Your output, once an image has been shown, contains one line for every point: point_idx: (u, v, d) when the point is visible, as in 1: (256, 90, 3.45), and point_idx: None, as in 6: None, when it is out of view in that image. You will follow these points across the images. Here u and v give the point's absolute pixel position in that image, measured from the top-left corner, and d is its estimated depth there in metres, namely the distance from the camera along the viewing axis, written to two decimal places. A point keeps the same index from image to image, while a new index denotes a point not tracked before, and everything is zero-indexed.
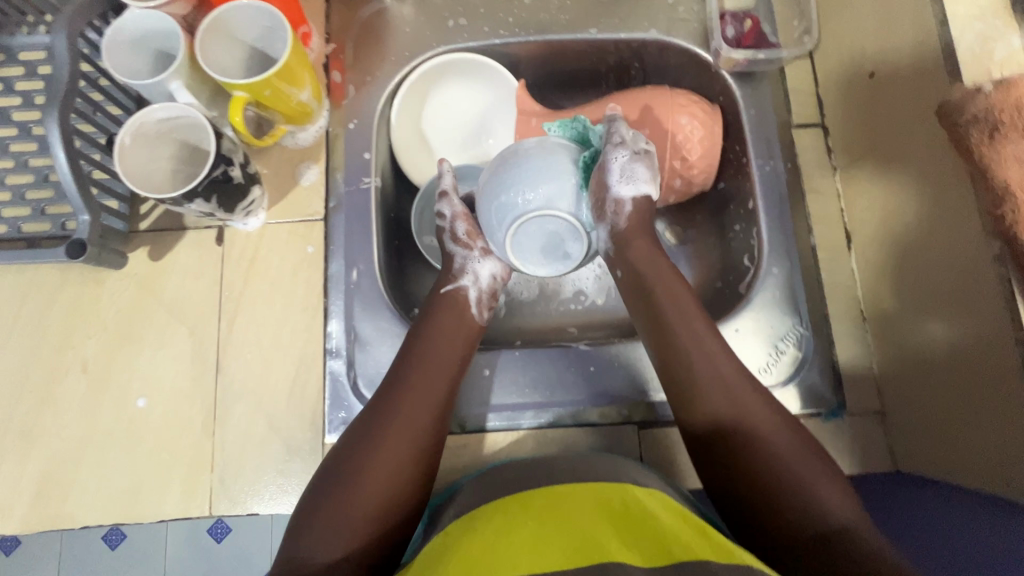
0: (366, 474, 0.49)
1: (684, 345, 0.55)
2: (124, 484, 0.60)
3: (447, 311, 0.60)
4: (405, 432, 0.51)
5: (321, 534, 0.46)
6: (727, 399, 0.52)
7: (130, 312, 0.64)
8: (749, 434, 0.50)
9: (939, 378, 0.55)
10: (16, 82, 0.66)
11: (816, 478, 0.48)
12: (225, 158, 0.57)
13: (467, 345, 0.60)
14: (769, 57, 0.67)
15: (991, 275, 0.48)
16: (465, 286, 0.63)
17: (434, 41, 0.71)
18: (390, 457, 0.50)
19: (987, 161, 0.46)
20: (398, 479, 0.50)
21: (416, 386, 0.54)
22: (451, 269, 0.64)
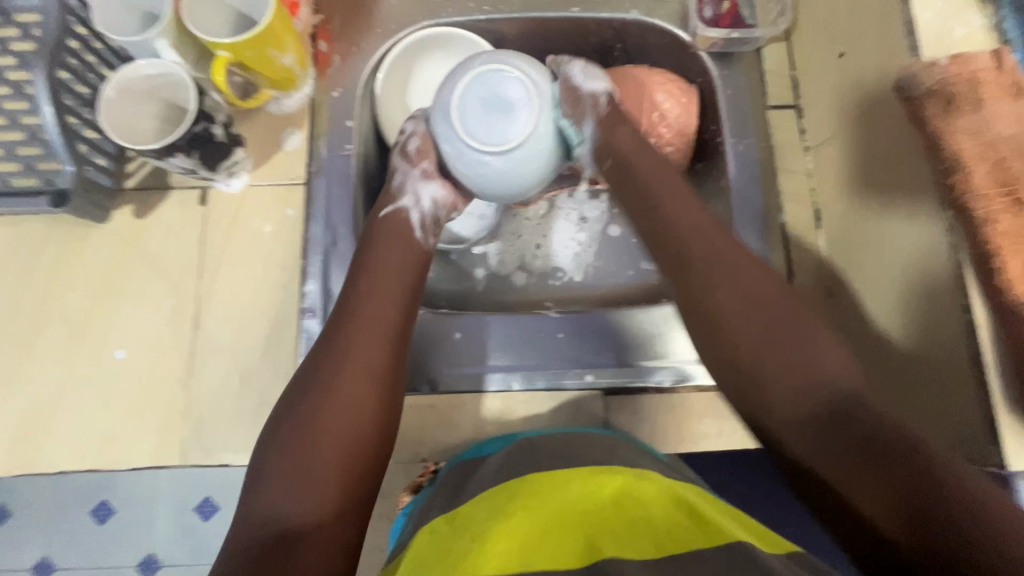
0: (319, 424, 0.50)
1: (679, 232, 0.57)
2: (100, 432, 0.62)
3: (388, 246, 0.60)
4: (353, 378, 0.52)
5: (284, 491, 0.47)
6: (728, 279, 0.54)
7: (112, 267, 0.65)
8: (765, 324, 0.52)
9: (889, 356, 0.57)
10: (11, 43, 0.67)
11: (810, 344, 0.50)
12: (207, 115, 0.59)
13: (413, 280, 0.59)
14: (744, 35, 0.69)
15: (942, 245, 0.49)
16: (406, 208, 0.62)
17: (420, 15, 0.72)
18: (335, 405, 0.51)
19: (939, 133, 0.48)
20: (344, 428, 0.50)
21: (355, 329, 0.54)
22: (391, 188, 0.63)
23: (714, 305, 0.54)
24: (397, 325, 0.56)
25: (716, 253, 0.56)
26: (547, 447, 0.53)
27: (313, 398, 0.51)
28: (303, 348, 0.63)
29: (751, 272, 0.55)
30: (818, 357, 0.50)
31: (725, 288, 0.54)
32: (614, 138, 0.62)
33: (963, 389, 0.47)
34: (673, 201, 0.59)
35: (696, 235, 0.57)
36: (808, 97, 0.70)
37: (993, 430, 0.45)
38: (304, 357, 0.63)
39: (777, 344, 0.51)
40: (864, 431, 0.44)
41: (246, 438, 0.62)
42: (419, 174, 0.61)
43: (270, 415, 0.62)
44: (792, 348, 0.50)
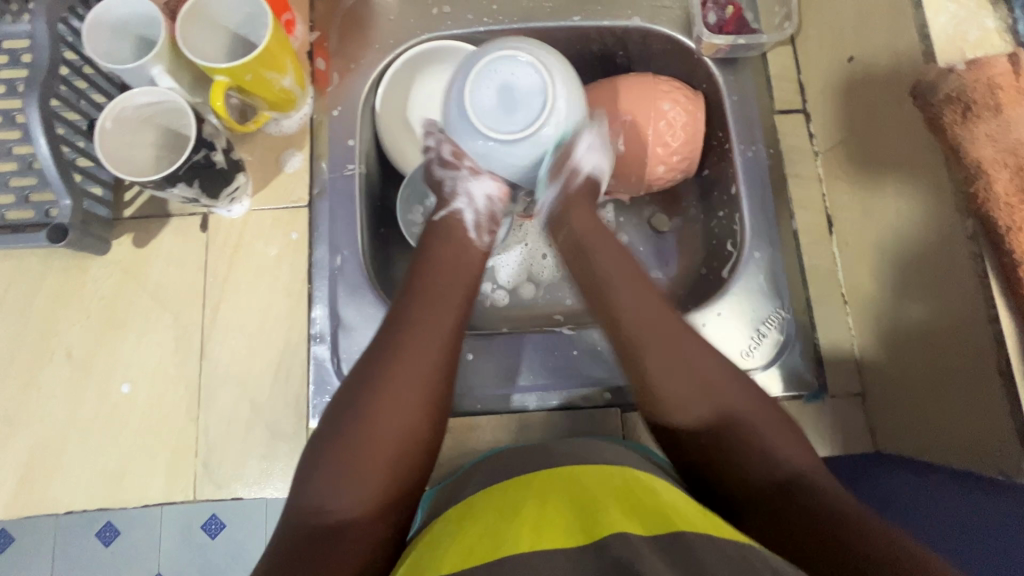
0: (374, 417, 0.48)
1: (629, 325, 0.54)
2: (107, 469, 0.61)
3: (444, 245, 0.59)
4: (415, 372, 0.50)
5: (329, 483, 0.46)
6: (682, 372, 0.51)
7: (113, 298, 0.64)
8: (713, 411, 0.50)
9: (914, 363, 0.56)
10: None
11: (773, 429, 0.50)
12: (207, 142, 0.57)
13: (467, 276, 0.58)
14: (750, 41, 0.67)
15: (964, 254, 0.48)
16: (460, 209, 0.61)
17: (418, 28, 0.71)
18: (391, 398, 0.48)
19: (959, 139, 0.47)
20: (406, 425, 0.48)
21: (421, 320, 0.53)
22: (441, 193, 0.61)
23: (659, 399, 0.52)
24: (456, 326, 0.54)
25: (672, 335, 0.53)
26: (561, 449, 0.51)
27: (372, 394, 0.48)
28: (313, 374, 0.62)
29: (693, 350, 0.53)
30: (770, 450, 0.49)
31: (674, 376, 0.51)
32: (571, 214, 0.60)
33: (994, 399, 0.46)
34: (591, 234, 0.60)
35: (635, 306, 0.55)
36: (815, 101, 0.69)
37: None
38: (315, 384, 0.62)
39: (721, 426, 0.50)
40: (803, 505, 0.44)
41: (258, 470, 0.61)
42: (470, 175, 0.59)
43: (282, 445, 0.61)
44: (744, 429, 0.50)
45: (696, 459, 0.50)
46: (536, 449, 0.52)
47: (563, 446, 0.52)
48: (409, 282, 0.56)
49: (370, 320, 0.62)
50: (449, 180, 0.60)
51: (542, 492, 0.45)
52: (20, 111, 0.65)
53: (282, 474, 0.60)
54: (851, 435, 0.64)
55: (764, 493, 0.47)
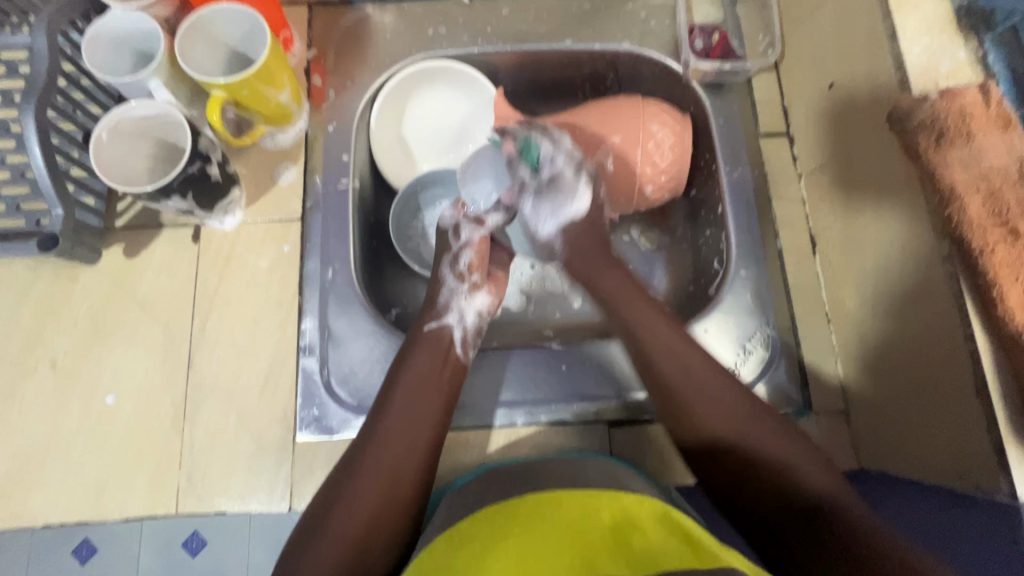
0: (348, 515, 0.48)
1: (669, 374, 0.55)
2: (89, 481, 0.59)
3: (428, 354, 0.59)
4: (391, 463, 0.51)
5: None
6: (708, 398, 0.53)
7: (102, 308, 0.64)
8: (740, 426, 0.52)
9: (901, 385, 0.56)
10: None
11: (788, 454, 0.50)
12: (203, 155, 0.57)
13: (453, 379, 0.59)
14: (733, 67, 0.70)
15: (941, 275, 0.50)
16: (449, 325, 0.62)
17: (415, 49, 0.74)
18: (363, 494, 0.50)
19: (934, 164, 0.49)
20: (378, 526, 0.48)
21: (401, 413, 0.54)
22: (435, 304, 0.63)
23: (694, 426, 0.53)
24: (431, 432, 0.54)
25: (697, 381, 0.54)
26: (556, 475, 0.52)
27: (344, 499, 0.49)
28: (301, 388, 0.62)
29: (717, 382, 0.54)
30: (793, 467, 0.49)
31: (705, 409, 0.53)
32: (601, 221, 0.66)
33: (973, 418, 0.47)
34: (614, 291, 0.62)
35: (673, 358, 0.56)
36: (798, 124, 0.70)
37: (1002, 458, 0.45)
38: (303, 397, 0.62)
39: (748, 451, 0.50)
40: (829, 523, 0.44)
41: (243, 485, 0.59)
42: (460, 286, 0.65)
43: (268, 459, 0.60)
44: (762, 453, 0.50)
45: (712, 465, 0.52)
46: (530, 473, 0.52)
47: (554, 466, 0.54)
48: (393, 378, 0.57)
49: (360, 333, 0.63)
50: (447, 285, 0.65)
51: (523, 516, 0.45)
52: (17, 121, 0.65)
53: (267, 489, 0.59)
54: (836, 454, 0.64)
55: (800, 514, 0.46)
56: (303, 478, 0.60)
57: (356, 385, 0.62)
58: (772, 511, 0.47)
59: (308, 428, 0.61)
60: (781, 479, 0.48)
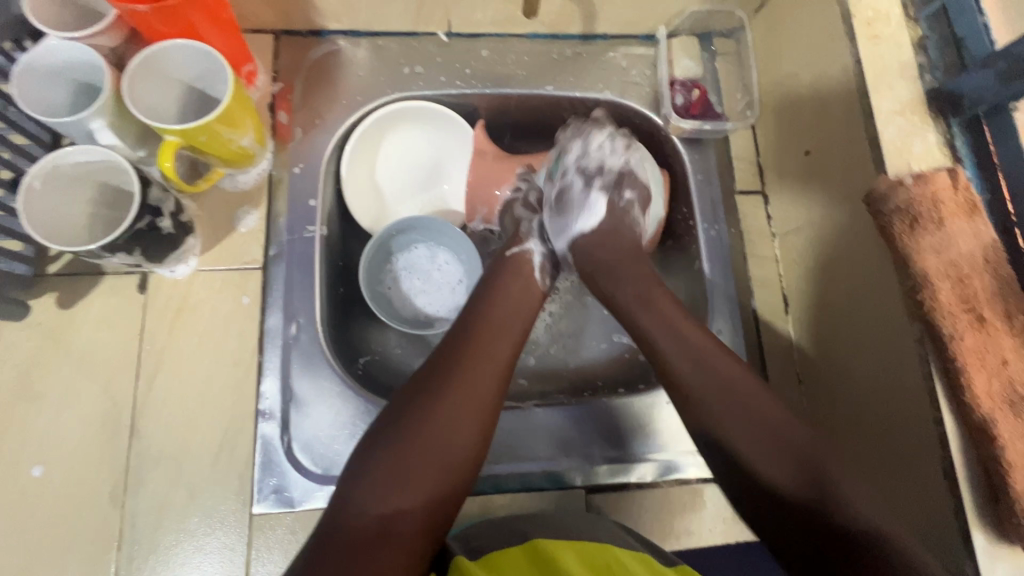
0: (416, 465, 0.48)
1: (674, 356, 0.54)
2: (9, 567, 0.52)
3: (500, 294, 0.60)
4: (464, 404, 0.51)
5: (379, 483, 0.47)
6: (730, 398, 0.51)
7: (30, 366, 0.57)
8: (764, 421, 0.49)
9: (864, 423, 0.58)
10: None
11: (833, 466, 0.46)
12: (153, 208, 0.52)
13: (522, 329, 0.59)
14: (714, 128, 0.69)
15: (912, 357, 0.51)
16: (530, 249, 0.65)
17: (389, 87, 0.70)
18: (428, 439, 0.49)
19: (907, 249, 0.50)
20: (458, 442, 0.50)
21: (471, 360, 0.53)
22: (517, 234, 0.67)
23: (721, 425, 0.50)
24: (512, 358, 0.56)
25: (727, 387, 0.51)
26: (552, 522, 0.52)
27: (426, 410, 0.50)
28: (259, 455, 0.57)
29: (739, 383, 0.51)
30: (824, 471, 0.46)
31: (737, 403, 0.50)
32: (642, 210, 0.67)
33: (937, 498, 0.49)
34: (630, 296, 0.60)
35: (685, 345, 0.54)
36: (774, 183, 0.71)
37: (969, 542, 0.46)
38: (261, 466, 0.57)
39: (775, 444, 0.48)
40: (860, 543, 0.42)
41: (193, 563, 0.55)
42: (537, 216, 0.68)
43: (222, 533, 0.56)
44: (813, 457, 0.47)
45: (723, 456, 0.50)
46: (533, 520, 0.52)
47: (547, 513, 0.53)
48: (477, 302, 0.59)
49: (326, 396, 0.59)
50: (526, 220, 0.68)
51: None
52: None
53: (220, 566, 0.55)
54: None
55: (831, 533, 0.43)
56: (260, 555, 0.55)
57: (319, 451, 0.58)
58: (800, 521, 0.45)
59: (265, 499, 0.56)
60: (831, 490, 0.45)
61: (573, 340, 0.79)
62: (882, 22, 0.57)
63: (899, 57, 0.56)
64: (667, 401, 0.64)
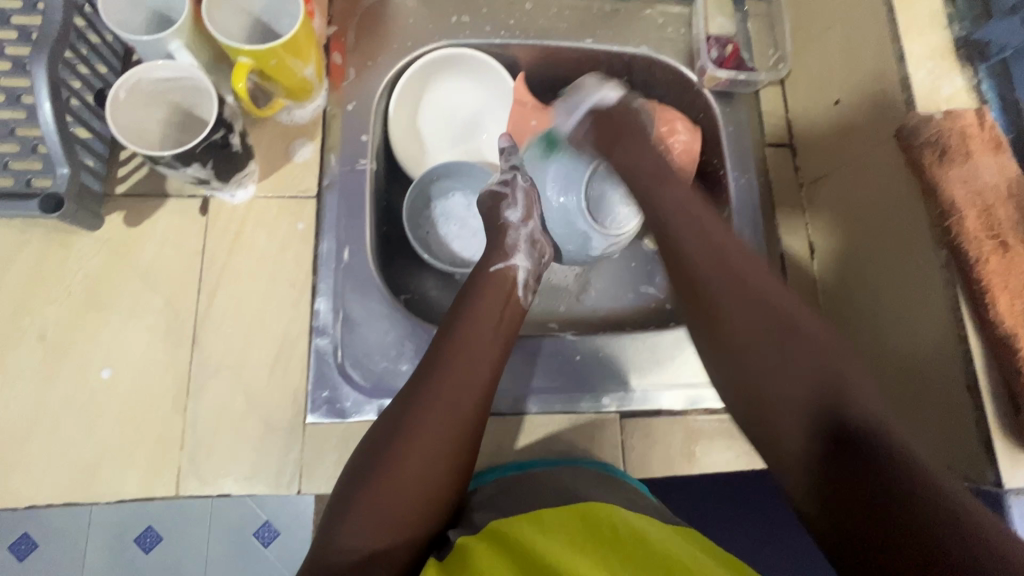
0: (393, 496, 0.48)
1: (701, 265, 0.52)
2: (79, 460, 0.56)
3: (480, 302, 0.60)
4: (437, 433, 0.51)
5: (360, 517, 0.48)
6: (751, 305, 0.49)
7: (99, 278, 0.60)
8: (783, 343, 0.47)
9: (888, 353, 0.61)
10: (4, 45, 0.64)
11: (855, 378, 0.45)
12: (226, 123, 0.55)
13: (500, 348, 0.58)
14: (748, 78, 0.73)
15: (939, 283, 0.54)
16: (515, 265, 0.64)
17: (437, 34, 0.73)
18: (405, 468, 0.49)
19: (936, 179, 0.53)
20: (436, 475, 0.50)
21: (444, 384, 0.53)
22: (504, 245, 0.65)
23: (739, 346, 0.48)
24: (489, 380, 0.55)
25: (742, 284, 0.50)
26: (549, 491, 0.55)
27: (401, 443, 0.50)
28: (314, 368, 0.61)
29: (767, 292, 0.50)
30: (837, 379, 0.44)
31: (757, 315, 0.48)
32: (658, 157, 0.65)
33: (960, 412, 0.52)
34: (680, 216, 0.55)
35: (698, 248, 0.53)
36: (802, 136, 0.74)
37: (990, 450, 0.49)
38: (315, 378, 0.60)
39: (787, 360, 0.46)
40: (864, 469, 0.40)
41: (249, 465, 0.58)
42: (522, 224, 0.67)
43: (278, 439, 0.58)
44: (835, 378, 0.44)
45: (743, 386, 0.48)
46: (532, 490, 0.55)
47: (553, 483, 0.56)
48: (449, 329, 0.57)
49: (376, 317, 0.62)
50: (515, 226, 0.66)
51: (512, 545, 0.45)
52: (26, 90, 0.63)
53: (276, 469, 0.58)
54: None
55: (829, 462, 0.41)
56: (313, 461, 0.58)
57: (371, 368, 0.61)
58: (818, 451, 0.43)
59: (319, 409, 0.59)
60: (849, 405, 0.43)
61: (601, 288, 0.82)
62: None
63: (929, 7, 0.59)
64: None
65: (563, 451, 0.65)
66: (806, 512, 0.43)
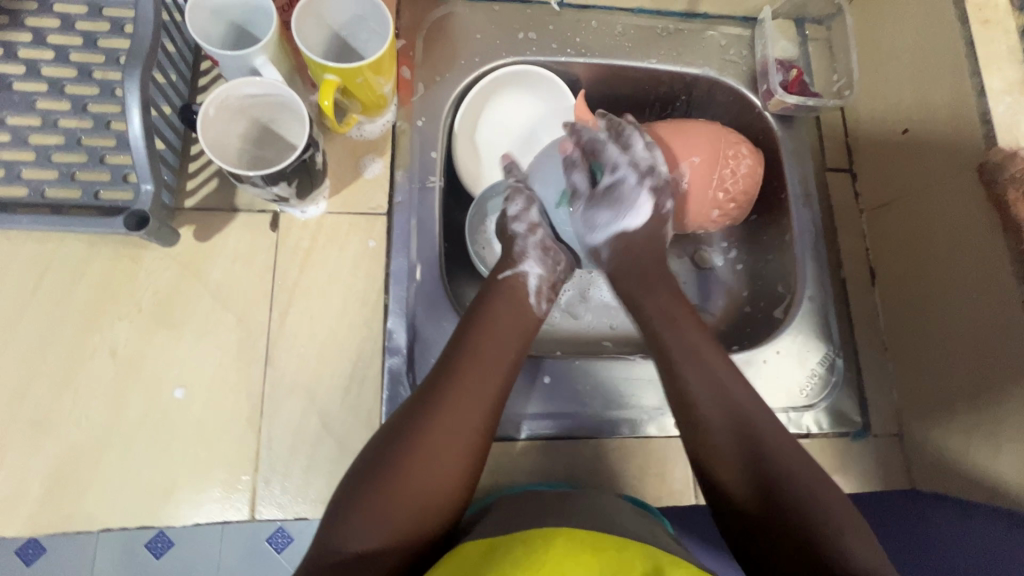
0: (404, 486, 0.47)
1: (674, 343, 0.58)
2: (153, 483, 0.54)
3: (497, 305, 0.61)
4: (453, 428, 0.51)
5: (365, 511, 0.46)
6: (704, 374, 0.55)
7: (169, 293, 0.59)
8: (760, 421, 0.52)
9: (964, 384, 0.61)
10: (72, 53, 0.63)
11: (788, 449, 0.50)
12: (313, 141, 0.54)
13: (518, 351, 0.59)
14: (816, 104, 0.72)
15: (1017, 316, 0.55)
16: (524, 273, 0.64)
17: (504, 50, 0.73)
18: (419, 462, 0.49)
19: (1019, 215, 0.54)
20: (443, 482, 0.49)
21: (464, 381, 0.54)
22: (511, 253, 0.65)
23: (691, 397, 0.54)
24: (499, 393, 0.55)
25: (695, 353, 0.56)
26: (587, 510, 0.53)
27: (417, 434, 0.50)
28: (387, 389, 0.60)
29: (736, 386, 0.54)
30: (762, 450, 0.50)
31: (709, 376, 0.55)
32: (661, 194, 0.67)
33: None
34: (650, 300, 0.62)
35: (680, 336, 0.58)
36: (865, 163, 0.75)
37: None
38: (389, 400, 0.59)
39: (743, 438, 0.51)
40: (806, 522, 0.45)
41: (324, 490, 0.56)
42: (528, 233, 0.66)
43: (352, 462, 0.57)
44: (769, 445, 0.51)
45: (698, 449, 0.53)
46: (556, 502, 0.54)
47: (575, 500, 0.55)
48: (459, 343, 0.57)
49: (449, 339, 0.62)
50: (520, 236, 0.66)
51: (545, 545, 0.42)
52: (94, 99, 0.62)
53: None
54: (892, 474, 0.68)
55: (784, 526, 0.46)
56: None
57: None
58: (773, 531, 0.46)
59: None
60: (778, 472, 0.49)
61: None
62: (993, 8, 0.60)
63: (1008, 42, 0.59)
64: (764, 359, 0.68)
65: (633, 474, 0.64)
66: (743, 535, 0.48)
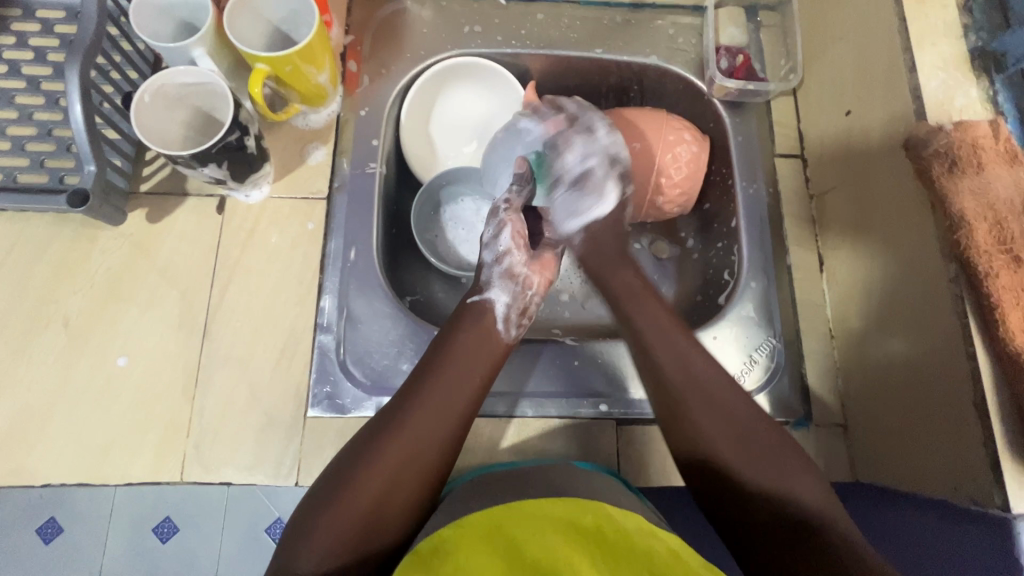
0: (354, 494, 0.46)
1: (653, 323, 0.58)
2: (95, 444, 0.58)
3: (471, 321, 0.59)
4: (414, 437, 0.50)
5: (320, 524, 0.45)
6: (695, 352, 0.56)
7: (120, 271, 0.63)
8: (748, 432, 0.51)
9: (897, 370, 0.59)
10: (49, 53, 0.69)
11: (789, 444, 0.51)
12: (241, 125, 0.58)
13: (489, 366, 0.57)
14: (757, 88, 0.72)
15: (944, 294, 0.52)
16: (492, 300, 0.62)
17: (450, 44, 0.76)
18: (372, 473, 0.47)
19: (945, 190, 0.51)
20: (398, 498, 0.48)
21: (431, 391, 0.53)
22: (477, 283, 0.63)
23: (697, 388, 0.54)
24: (465, 408, 0.53)
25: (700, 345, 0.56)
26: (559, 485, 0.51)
27: (381, 441, 0.49)
28: (316, 364, 0.62)
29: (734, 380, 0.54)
30: (768, 448, 0.50)
31: (699, 364, 0.55)
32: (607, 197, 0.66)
33: (968, 431, 0.50)
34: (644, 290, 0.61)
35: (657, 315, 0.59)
36: (814, 148, 0.73)
37: (996, 470, 0.47)
38: (317, 374, 0.62)
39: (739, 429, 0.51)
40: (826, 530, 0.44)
41: (250, 456, 0.59)
42: (495, 261, 0.64)
43: (279, 432, 0.60)
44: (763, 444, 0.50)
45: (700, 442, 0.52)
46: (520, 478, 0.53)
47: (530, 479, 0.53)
48: (426, 371, 0.54)
49: (379, 317, 0.64)
50: (486, 263, 0.64)
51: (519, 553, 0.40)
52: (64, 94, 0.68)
53: (276, 460, 0.59)
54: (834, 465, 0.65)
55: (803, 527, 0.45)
56: (311, 454, 0.60)
57: (371, 365, 0.63)
58: (770, 530, 0.46)
59: (319, 404, 0.61)
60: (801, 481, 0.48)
61: None
62: None
63: (943, 17, 0.58)
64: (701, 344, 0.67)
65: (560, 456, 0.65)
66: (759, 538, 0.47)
